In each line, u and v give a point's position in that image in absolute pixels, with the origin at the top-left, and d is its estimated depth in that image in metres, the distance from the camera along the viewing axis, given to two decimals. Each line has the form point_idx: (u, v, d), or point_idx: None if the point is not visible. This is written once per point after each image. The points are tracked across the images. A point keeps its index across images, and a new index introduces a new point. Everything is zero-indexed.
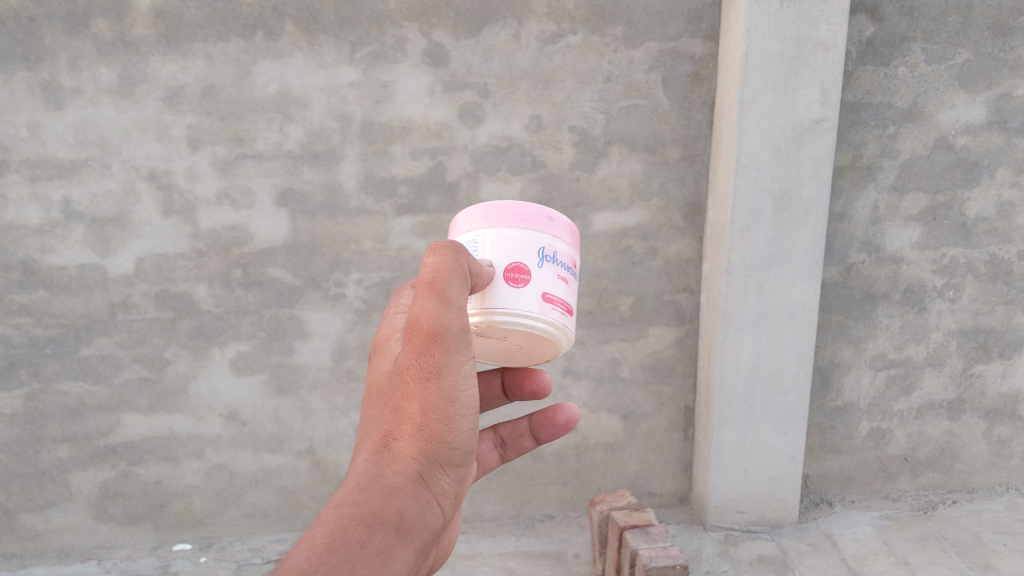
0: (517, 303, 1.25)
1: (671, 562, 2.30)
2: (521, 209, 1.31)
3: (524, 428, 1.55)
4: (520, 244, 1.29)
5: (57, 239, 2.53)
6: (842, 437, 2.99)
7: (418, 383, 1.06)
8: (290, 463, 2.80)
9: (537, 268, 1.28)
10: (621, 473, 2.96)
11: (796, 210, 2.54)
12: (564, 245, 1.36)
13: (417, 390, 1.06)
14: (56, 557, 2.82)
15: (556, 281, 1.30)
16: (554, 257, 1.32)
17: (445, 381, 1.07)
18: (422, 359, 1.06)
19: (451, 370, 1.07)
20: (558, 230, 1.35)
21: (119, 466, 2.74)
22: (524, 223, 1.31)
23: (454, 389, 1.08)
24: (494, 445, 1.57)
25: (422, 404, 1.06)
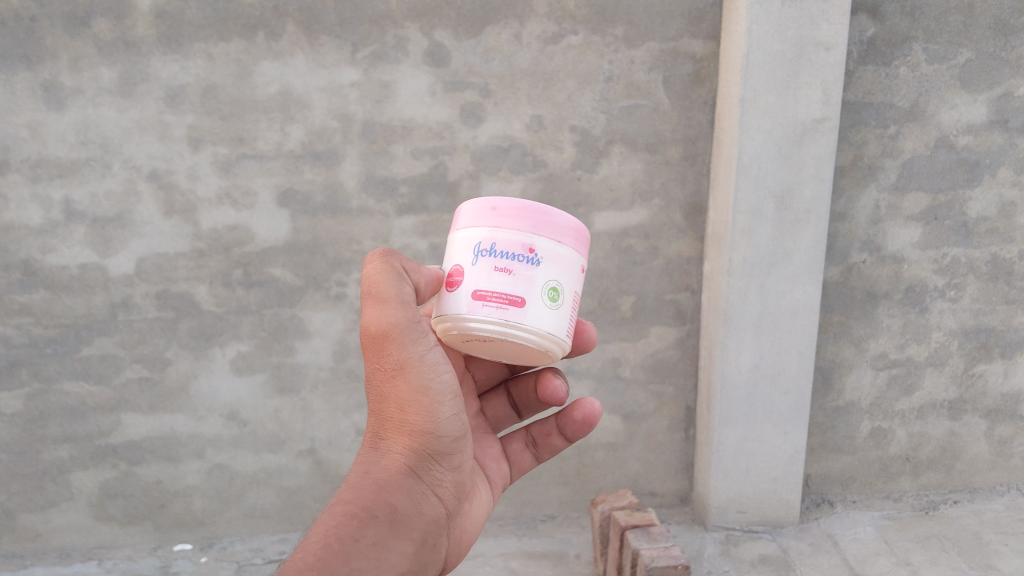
0: (451, 309, 1.34)
1: (672, 562, 2.30)
2: (472, 210, 1.38)
3: (552, 426, 1.67)
4: (465, 247, 1.37)
5: (58, 239, 2.52)
6: (844, 437, 2.99)
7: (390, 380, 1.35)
8: (290, 463, 2.80)
9: (470, 268, 1.34)
10: (622, 473, 2.96)
11: (797, 209, 2.53)
12: (513, 233, 1.33)
13: (392, 388, 1.36)
14: (57, 557, 2.82)
15: (491, 276, 1.32)
16: (492, 250, 1.33)
17: (411, 375, 1.34)
18: (383, 362, 1.34)
19: (411, 368, 1.34)
20: (505, 219, 1.34)
21: (120, 467, 2.74)
22: (473, 224, 1.37)
23: (422, 380, 1.35)
24: (526, 444, 1.68)
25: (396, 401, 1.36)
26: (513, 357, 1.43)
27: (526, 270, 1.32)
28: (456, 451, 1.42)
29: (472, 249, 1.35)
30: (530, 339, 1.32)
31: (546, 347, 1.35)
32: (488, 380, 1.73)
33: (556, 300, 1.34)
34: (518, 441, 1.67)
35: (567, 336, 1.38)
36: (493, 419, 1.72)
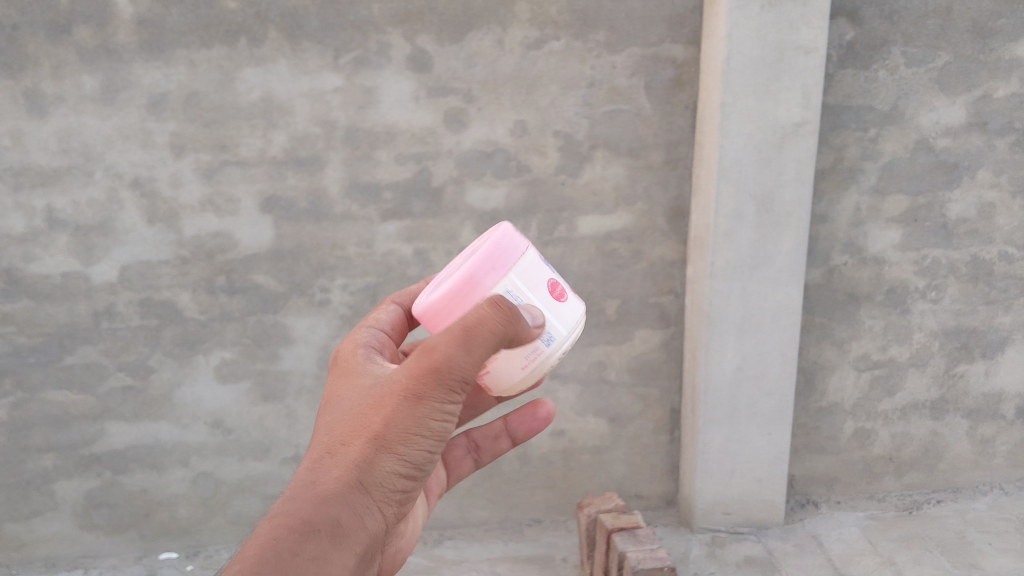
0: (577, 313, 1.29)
1: (658, 564, 2.31)
2: (509, 248, 1.22)
3: (499, 429, 1.53)
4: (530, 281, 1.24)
5: (40, 248, 2.51)
6: (828, 438, 3.00)
7: (397, 400, 1.08)
8: (275, 470, 2.80)
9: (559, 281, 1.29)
10: (608, 476, 2.97)
11: (778, 212, 2.55)
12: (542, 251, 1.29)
13: (390, 406, 1.08)
14: (42, 566, 2.80)
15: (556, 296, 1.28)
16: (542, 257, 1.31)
17: (428, 405, 1.09)
18: (404, 381, 1.09)
19: (433, 404, 1.09)
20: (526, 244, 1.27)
21: (104, 476, 2.73)
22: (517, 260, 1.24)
23: (432, 417, 1.09)
24: (469, 450, 1.55)
25: (396, 414, 1.08)
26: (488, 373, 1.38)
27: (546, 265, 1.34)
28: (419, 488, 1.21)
29: (537, 276, 1.25)
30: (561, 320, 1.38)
31: None
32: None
33: None
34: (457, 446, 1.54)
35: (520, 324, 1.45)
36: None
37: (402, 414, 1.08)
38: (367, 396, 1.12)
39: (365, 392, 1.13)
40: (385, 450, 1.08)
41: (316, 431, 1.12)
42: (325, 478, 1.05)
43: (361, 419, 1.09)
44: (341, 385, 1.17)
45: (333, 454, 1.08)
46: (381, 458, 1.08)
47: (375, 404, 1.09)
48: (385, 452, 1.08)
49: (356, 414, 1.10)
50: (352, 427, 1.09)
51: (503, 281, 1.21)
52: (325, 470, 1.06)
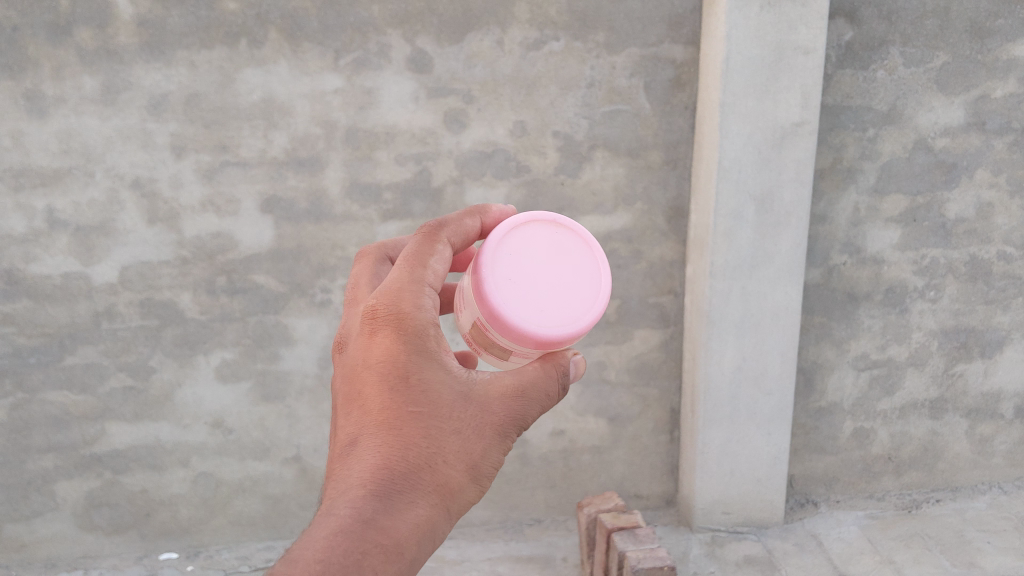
0: None
1: (658, 564, 2.32)
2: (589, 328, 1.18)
3: None
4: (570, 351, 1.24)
5: (40, 248, 2.52)
6: (827, 437, 3.01)
7: (489, 437, 1.10)
8: (276, 471, 2.80)
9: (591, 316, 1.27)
10: (608, 476, 2.98)
11: (778, 212, 2.56)
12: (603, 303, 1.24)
13: (481, 439, 1.10)
14: (42, 567, 2.81)
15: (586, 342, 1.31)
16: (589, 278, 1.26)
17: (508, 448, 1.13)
18: (500, 416, 1.11)
19: (511, 448, 1.13)
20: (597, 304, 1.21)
21: (105, 476, 2.73)
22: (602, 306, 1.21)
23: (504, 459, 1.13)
24: None
25: (484, 454, 1.10)
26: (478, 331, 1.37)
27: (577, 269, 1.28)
28: None
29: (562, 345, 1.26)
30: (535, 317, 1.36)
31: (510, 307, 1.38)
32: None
33: None
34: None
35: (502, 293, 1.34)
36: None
37: (490, 454, 1.11)
38: (460, 407, 1.09)
39: (457, 398, 1.10)
40: (468, 482, 1.10)
41: (396, 418, 1.07)
42: (415, 496, 1.05)
43: (453, 437, 1.08)
44: (424, 357, 1.10)
45: (425, 467, 1.06)
46: (463, 485, 1.10)
47: (469, 431, 1.09)
48: (467, 479, 1.10)
49: (448, 425, 1.08)
50: (442, 438, 1.08)
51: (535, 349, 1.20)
52: (413, 483, 1.05)
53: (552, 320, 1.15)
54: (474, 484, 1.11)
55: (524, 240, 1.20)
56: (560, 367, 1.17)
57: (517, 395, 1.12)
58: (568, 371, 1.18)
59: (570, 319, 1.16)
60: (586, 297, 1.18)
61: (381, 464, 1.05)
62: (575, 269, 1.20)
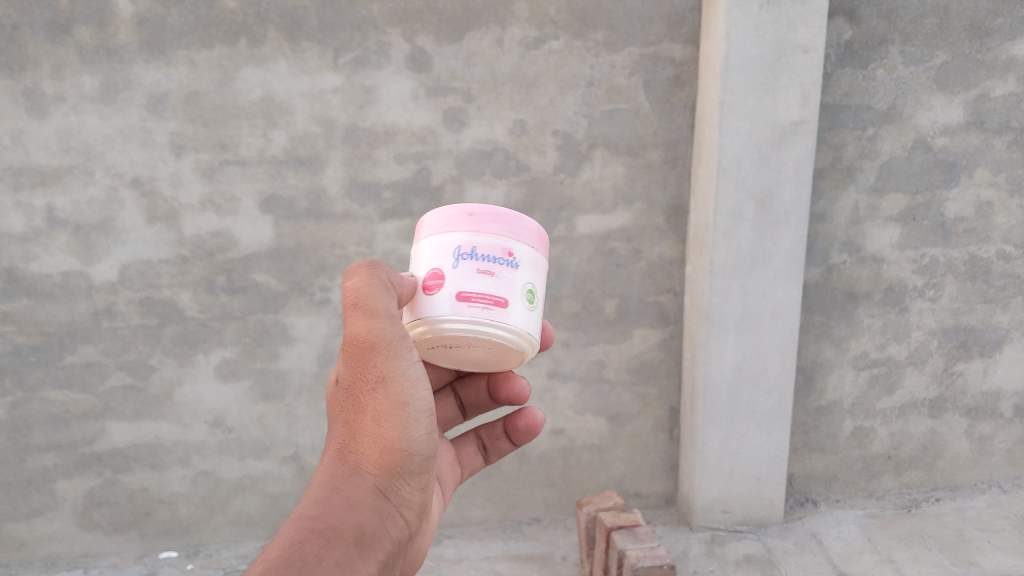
0: (432, 311, 1.30)
1: (658, 562, 2.32)
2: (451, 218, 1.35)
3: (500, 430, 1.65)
4: (438, 246, 1.34)
5: (40, 247, 2.52)
6: (826, 436, 3.01)
7: (370, 393, 1.27)
8: (276, 469, 2.80)
9: (450, 270, 1.31)
10: (608, 474, 2.97)
11: (777, 211, 2.56)
12: (496, 238, 1.33)
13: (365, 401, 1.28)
14: (42, 565, 2.80)
15: (475, 278, 1.30)
16: (473, 252, 1.31)
17: (393, 389, 1.27)
18: (366, 372, 1.27)
19: (397, 384, 1.27)
20: (483, 223, 1.34)
21: (104, 475, 2.74)
22: (452, 229, 1.35)
23: (402, 395, 1.28)
24: (477, 447, 1.67)
25: (376, 411, 1.27)
26: (473, 362, 1.42)
27: (507, 273, 1.32)
28: (425, 470, 1.34)
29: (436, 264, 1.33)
30: (504, 338, 1.31)
31: (517, 348, 1.34)
32: (437, 381, 1.70)
33: (533, 302, 1.36)
34: (470, 444, 1.66)
35: (537, 338, 1.37)
36: (441, 420, 1.72)
37: (381, 411, 1.27)
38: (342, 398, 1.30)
39: (337, 395, 1.31)
40: (382, 449, 1.27)
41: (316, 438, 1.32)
42: (339, 479, 1.25)
43: (349, 420, 1.29)
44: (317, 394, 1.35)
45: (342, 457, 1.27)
46: (378, 450, 1.27)
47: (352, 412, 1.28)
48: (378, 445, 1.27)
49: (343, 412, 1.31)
50: (344, 428, 1.30)
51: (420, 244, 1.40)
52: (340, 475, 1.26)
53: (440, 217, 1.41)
54: (387, 445, 1.27)
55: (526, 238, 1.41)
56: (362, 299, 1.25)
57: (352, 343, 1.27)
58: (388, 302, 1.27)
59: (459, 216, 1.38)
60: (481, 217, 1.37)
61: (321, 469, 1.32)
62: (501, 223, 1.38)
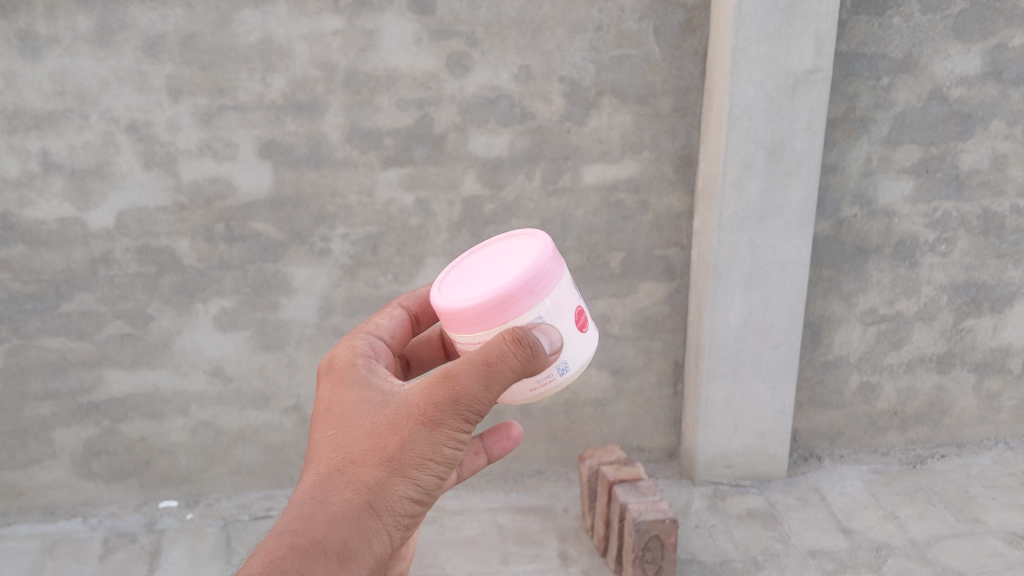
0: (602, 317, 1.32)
1: (660, 516, 2.37)
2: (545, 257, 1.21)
3: None
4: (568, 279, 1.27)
5: (35, 192, 2.47)
6: (832, 391, 2.98)
7: (411, 425, 1.07)
8: (276, 420, 2.78)
9: None
10: (610, 429, 2.95)
11: (789, 162, 2.50)
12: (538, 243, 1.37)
13: (401, 431, 1.07)
14: (40, 514, 2.80)
15: None
16: None
17: (436, 435, 1.07)
18: (426, 407, 1.06)
19: (448, 432, 1.07)
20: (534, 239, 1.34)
21: (103, 424, 2.71)
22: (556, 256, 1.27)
23: (440, 446, 1.08)
24: None
25: (405, 444, 1.07)
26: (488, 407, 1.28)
27: None
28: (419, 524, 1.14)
29: (568, 307, 1.22)
30: None
31: None
32: None
33: None
34: None
35: None
36: None
37: (418, 444, 1.07)
38: (383, 407, 1.10)
39: (379, 405, 1.10)
40: (397, 477, 1.06)
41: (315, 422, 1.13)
42: (328, 493, 1.04)
43: (374, 435, 1.07)
44: (341, 374, 1.17)
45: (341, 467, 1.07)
46: (392, 476, 1.06)
47: (385, 428, 1.08)
48: (397, 471, 1.06)
49: (374, 429, 1.08)
50: (362, 443, 1.07)
51: (537, 305, 1.17)
52: (331, 490, 1.04)
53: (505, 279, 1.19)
54: (406, 472, 1.06)
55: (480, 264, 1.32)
56: (498, 353, 1.07)
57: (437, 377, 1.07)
58: (522, 364, 1.08)
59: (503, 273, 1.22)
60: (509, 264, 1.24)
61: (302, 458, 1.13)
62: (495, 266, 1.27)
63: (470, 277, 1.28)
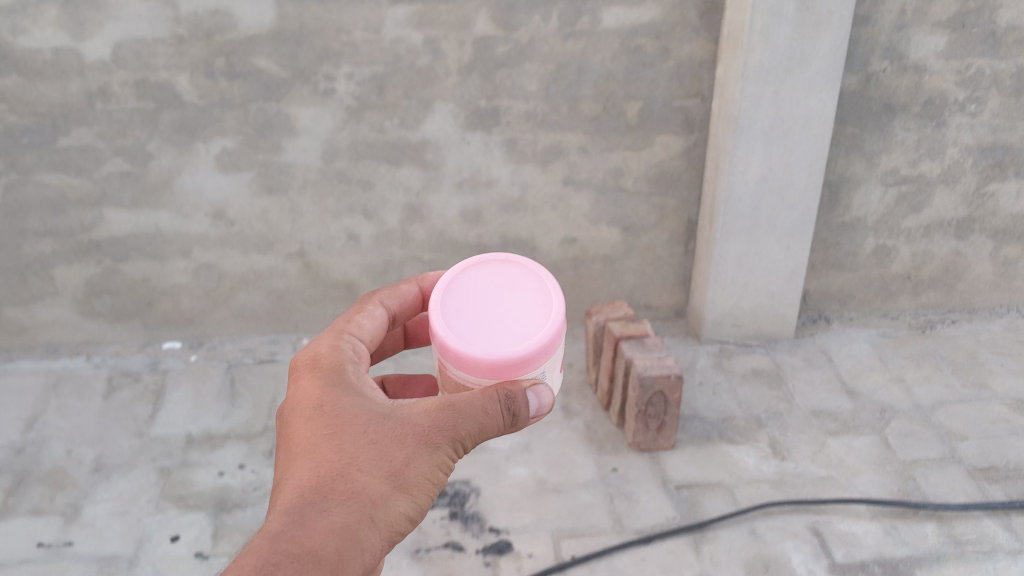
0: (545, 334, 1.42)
1: (666, 372, 2.37)
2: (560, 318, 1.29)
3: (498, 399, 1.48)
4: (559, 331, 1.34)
5: (27, 20, 2.32)
6: (846, 253, 2.93)
7: (414, 445, 1.19)
8: (280, 265, 2.75)
9: None
10: (619, 286, 2.93)
11: (819, 10, 2.35)
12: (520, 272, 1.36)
13: (405, 447, 1.19)
14: (44, 351, 2.83)
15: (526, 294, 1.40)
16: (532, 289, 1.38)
17: (434, 459, 1.20)
18: (428, 431, 1.20)
19: (441, 459, 1.21)
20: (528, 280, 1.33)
21: (104, 263, 2.68)
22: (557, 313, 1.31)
23: (433, 472, 1.21)
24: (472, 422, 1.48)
25: (410, 460, 1.19)
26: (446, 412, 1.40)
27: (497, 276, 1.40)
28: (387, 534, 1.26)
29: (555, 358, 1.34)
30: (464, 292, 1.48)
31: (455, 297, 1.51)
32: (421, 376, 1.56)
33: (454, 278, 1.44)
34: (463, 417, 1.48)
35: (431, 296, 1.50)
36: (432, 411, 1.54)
37: (417, 467, 1.19)
38: (383, 422, 1.21)
39: (378, 419, 1.21)
40: (396, 492, 1.18)
41: (308, 424, 1.21)
42: (329, 504, 1.13)
43: (377, 451, 1.18)
44: (332, 380, 1.25)
45: (341, 476, 1.16)
46: (391, 495, 1.17)
47: (389, 442, 1.19)
48: (396, 488, 1.18)
49: (375, 444, 1.19)
50: (364, 456, 1.17)
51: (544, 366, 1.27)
52: (335, 497, 1.14)
53: (527, 338, 1.25)
54: (405, 493, 1.18)
55: (475, 279, 1.34)
56: (499, 394, 1.21)
57: (444, 407, 1.21)
58: (516, 406, 1.21)
59: (517, 325, 1.26)
60: (520, 311, 1.29)
61: (289, 457, 1.20)
62: (499, 303, 1.30)
63: (470, 304, 1.30)
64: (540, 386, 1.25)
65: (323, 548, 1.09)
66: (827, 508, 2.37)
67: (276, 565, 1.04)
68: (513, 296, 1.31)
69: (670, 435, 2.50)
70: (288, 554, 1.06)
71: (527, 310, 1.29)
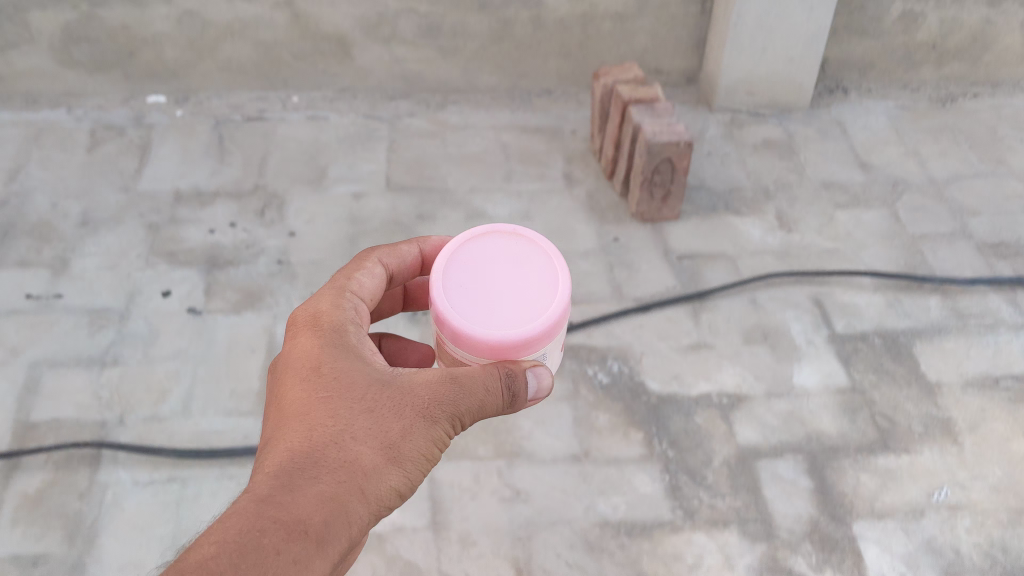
0: None
1: (676, 140, 2.25)
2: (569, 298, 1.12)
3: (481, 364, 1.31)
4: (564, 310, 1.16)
5: None
6: (871, 19, 2.74)
7: (412, 417, 1.06)
8: (267, 14, 2.55)
9: None
10: (628, 48, 2.76)
11: None
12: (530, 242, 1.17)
13: (402, 420, 1.06)
14: (23, 103, 2.72)
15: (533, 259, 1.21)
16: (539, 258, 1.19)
17: (433, 432, 1.07)
18: (427, 403, 1.07)
19: (441, 435, 1.08)
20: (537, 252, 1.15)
21: (80, 8, 2.50)
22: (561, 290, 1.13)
23: (431, 449, 1.08)
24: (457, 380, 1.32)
25: (407, 434, 1.06)
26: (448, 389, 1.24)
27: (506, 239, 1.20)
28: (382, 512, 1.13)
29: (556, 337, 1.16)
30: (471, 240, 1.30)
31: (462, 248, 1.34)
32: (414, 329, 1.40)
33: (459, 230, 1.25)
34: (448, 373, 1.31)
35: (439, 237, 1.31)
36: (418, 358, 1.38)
37: (413, 444, 1.06)
38: (379, 388, 1.08)
39: (376, 386, 1.08)
40: (389, 465, 1.05)
41: (299, 388, 1.09)
42: (316, 473, 1.01)
43: (372, 423, 1.05)
44: (328, 339, 1.12)
45: (332, 444, 1.03)
46: (382, 470, 1.04)
47: (386, 412, 1.06)
48: (389, 463, 1.05)
49: (370, 412, 1.06)
50: (358, 428, 1.05)
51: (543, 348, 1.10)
52: (322, 469, 1.02)
53: (533, 317, 1.07)
54: (398, 469, 1.05)
55: (483, 247, 1.15)
56: (503, 371, 1.06)
57: (447, 379, 1.07)
58: (519, 385, 1.07)
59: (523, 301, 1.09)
60: (529, 285, 1.11)
61: (277, 422, 1.08)
62: (507, 275, 1.12)
63: (475, 274, 1.12)
64: (540, 367, 1.09)
65: (304, 523, 0.97)
66: (831, 280, 2.33)
67: (251, 541, 0.93)
68: (522, 267, 1.13)
69: (675, 206, 2.42)
70: (265, 529, 0.94)
71: (535, 284, 1.11)
